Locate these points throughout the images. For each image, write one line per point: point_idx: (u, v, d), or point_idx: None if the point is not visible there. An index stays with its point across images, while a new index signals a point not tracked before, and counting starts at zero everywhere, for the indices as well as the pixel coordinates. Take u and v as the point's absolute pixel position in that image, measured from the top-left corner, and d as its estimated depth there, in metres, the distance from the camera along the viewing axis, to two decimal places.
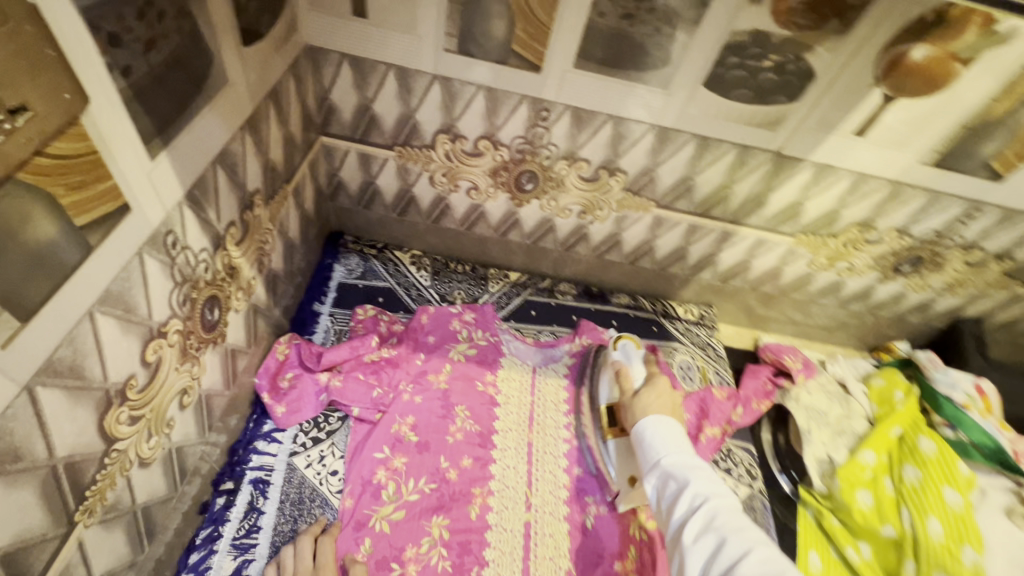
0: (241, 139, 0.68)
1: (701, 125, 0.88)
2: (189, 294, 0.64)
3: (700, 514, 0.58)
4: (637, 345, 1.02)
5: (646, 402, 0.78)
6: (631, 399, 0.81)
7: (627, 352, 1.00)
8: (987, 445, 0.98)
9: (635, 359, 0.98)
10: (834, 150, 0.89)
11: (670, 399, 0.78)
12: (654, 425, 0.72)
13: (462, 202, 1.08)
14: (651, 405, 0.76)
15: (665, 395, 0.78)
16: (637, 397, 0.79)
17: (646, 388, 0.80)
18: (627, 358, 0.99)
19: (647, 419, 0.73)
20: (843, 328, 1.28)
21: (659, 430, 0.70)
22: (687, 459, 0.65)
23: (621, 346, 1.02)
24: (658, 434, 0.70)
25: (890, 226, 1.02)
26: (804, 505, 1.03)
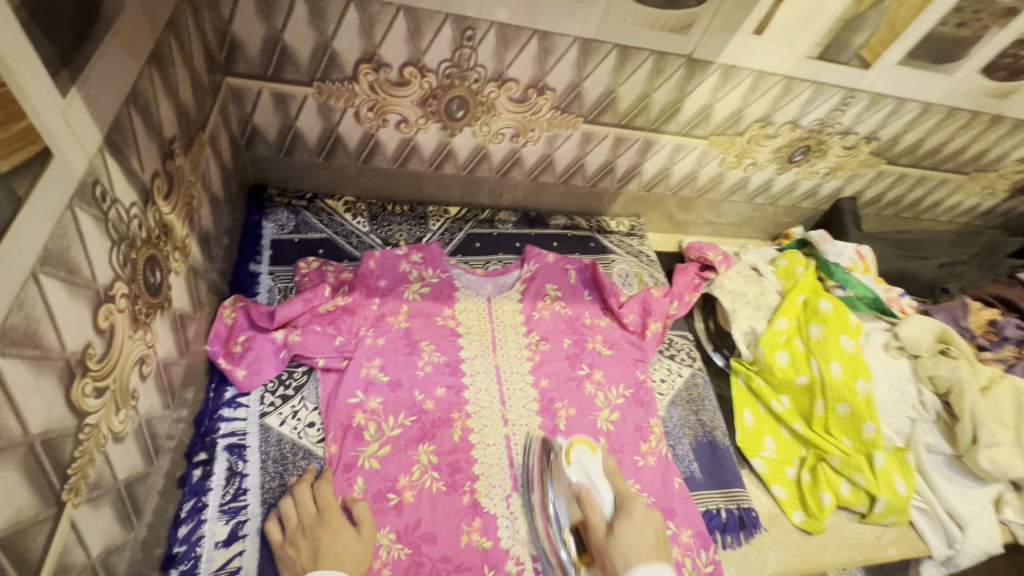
0: (148, 76, 0.61)
1: (621, 34, 0.91)
2: (128, 255, 0.58)
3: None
4: (593, 450, 0.91)
5: (625, 541, 0.77)
6: (606, 539, 0.79)
7: (585, 465, 0.89)
8: (867, 296, 1.20)
9: (598, 476, 0.88)
10: (738, 50, 0.97)
11: (649, 534, 0.78)
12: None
13: (392, 137, 1.04)
14: (632, 551, 0.76)
15: (643, 530, 0.78)
16: (614, 537, 0.78)
17: (623, 522, 0.79)
18: (588, 475, 0.88)
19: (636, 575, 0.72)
20: (749, 221, 1.45)
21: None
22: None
23: (576, 458, 0.90)
24: None
25: (785, 120, 1.14)
26: (736, 373, 1.19)
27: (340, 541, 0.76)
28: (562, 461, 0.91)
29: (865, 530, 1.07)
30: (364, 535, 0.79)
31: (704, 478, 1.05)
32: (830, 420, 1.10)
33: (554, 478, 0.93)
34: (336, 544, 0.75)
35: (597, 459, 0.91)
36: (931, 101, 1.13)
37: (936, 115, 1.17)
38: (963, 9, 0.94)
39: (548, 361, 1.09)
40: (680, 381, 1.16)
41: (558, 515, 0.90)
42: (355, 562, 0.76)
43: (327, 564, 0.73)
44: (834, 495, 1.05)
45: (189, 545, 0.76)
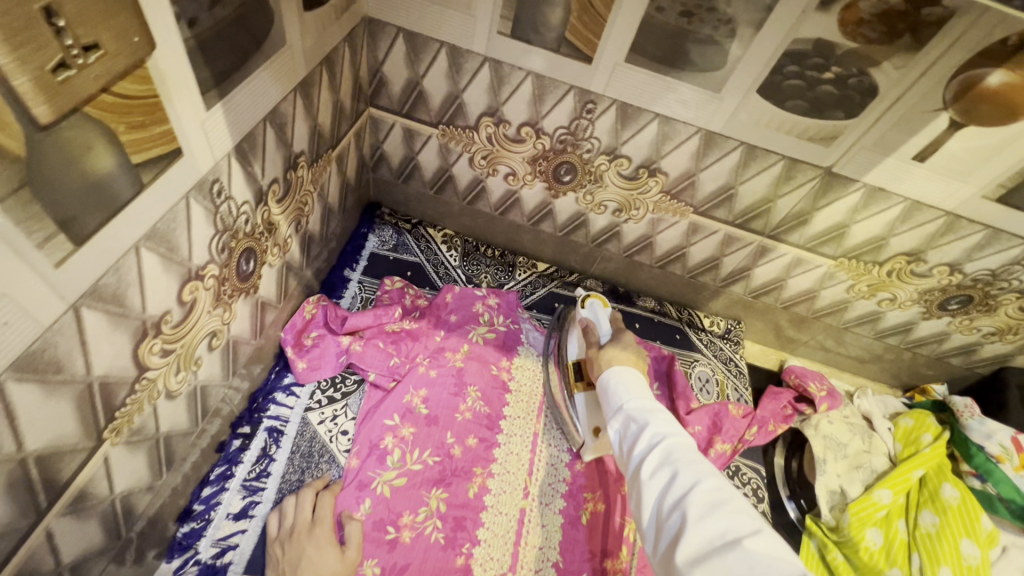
0: (292, 100, 0.71)
1: (750, 133, 0.86)
2: (228, 244, 0.67)
3: (657, 451, 0.65)
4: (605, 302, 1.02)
5: (612, 354, 0.87)
6: (598, 353, 0.92)
7: (595, 310, 1.01)
8: (1016, 502, 0.93)
9: (603, 317, 0.99)
10: (889, 173, 0.85)
11: (633, 350, 0.89)
12: (618, 373, 0.80)
13: (499, 186, 1.08)
14: (615, 358, 0.86)
15: (629, 349, 0.88)
16: (603, 351, 0.89)
17: (611, 344, 0.90)
18: (595, 315, 1.00)
19: (611, 369, 0.82)
20: (876, 361, 1.23)
21: (621, 379, 0.79)
22: (646, 402, 0.73)
23: (589, 303, 1.02)
24: (622, 382, 0.78)
25: (941, 260, 0.96)
26: (809, 535, 0.99)
27: (322, 556, 0.76)
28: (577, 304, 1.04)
29: None
30: (347, 556, 0.79)
31: None
32: None
33: (573, 322, 1.06)
34: (317, 558, 0.76)
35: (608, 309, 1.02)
36: None
37: None
38: None
39: None
40: None
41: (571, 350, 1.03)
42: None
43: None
44: None
45: (207, 506, 0.82)
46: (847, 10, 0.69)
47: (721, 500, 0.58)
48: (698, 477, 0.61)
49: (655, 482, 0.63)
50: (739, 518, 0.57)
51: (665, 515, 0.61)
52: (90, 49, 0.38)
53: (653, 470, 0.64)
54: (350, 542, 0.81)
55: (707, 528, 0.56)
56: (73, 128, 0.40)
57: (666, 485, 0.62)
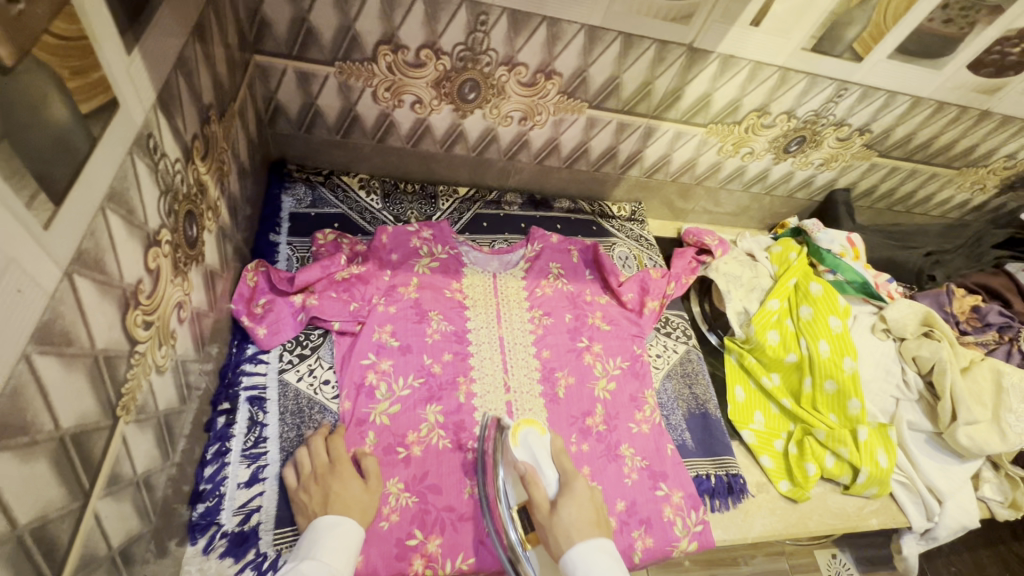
0: (192, 45, 0.67)
1: (625, 23, 0.97)
2: (172, 206, 0.64)
3: None
4: (541, 430, 0.89)
5: (568, 518, 0.74)
6: (548, 515, 0.76)
7: (531, 447, 0.86)
8: (856, 281, 1.24)
9: (543, 456, 0.85)
10: (735, 40, 1.03)
11: (590, 506, 0.76)
12: (585, 556, 0.69)
13: (407, 118, 1.10)
14: (574, 524, 0.73)
15: (585, 505, 0.76)
16: (557, 513, 0.75)
17: (565, 499, 0.77)
18: (534, 454, 0.85)
19: (575, 548, 0.70)
20: (746, 210, 1.50)
21: (593, 572, 0.67)
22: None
23: (522, 439, 0.86)
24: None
25: (781, 109, 1.19)
26: (729, 351, 1.25)
27: (349, 490, 0.81)
28: (508, 441, 0.87)
29: (848, 500, 1.13)
30: (370, 485, 0.85)
31: (696, 447, 1.10)
32: (817, 396, 1.15)
33: (503, 459, 0.88)
34: (345, 492, 0.81)
35: (545, 440, 0.88)
36: (921, 95, 1.18)
37: (927, 108, 1.22)
38: (950, 6, 1.00)
39: (550, 333, 1.15)
40: (675, 356, 1.21)
41: (506, 495, 0.85)
42: (363, 510, 0.81)
43: (336, 509, 0.78)
44: (819, 466, 1.10)
45: (214, 484, 0.82)
46: None
47: None
48: None
49: None
50: None
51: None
52: None
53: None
54: (370, 472, 0.86)
55: None
56: (29, 74, 0.38)
57: None
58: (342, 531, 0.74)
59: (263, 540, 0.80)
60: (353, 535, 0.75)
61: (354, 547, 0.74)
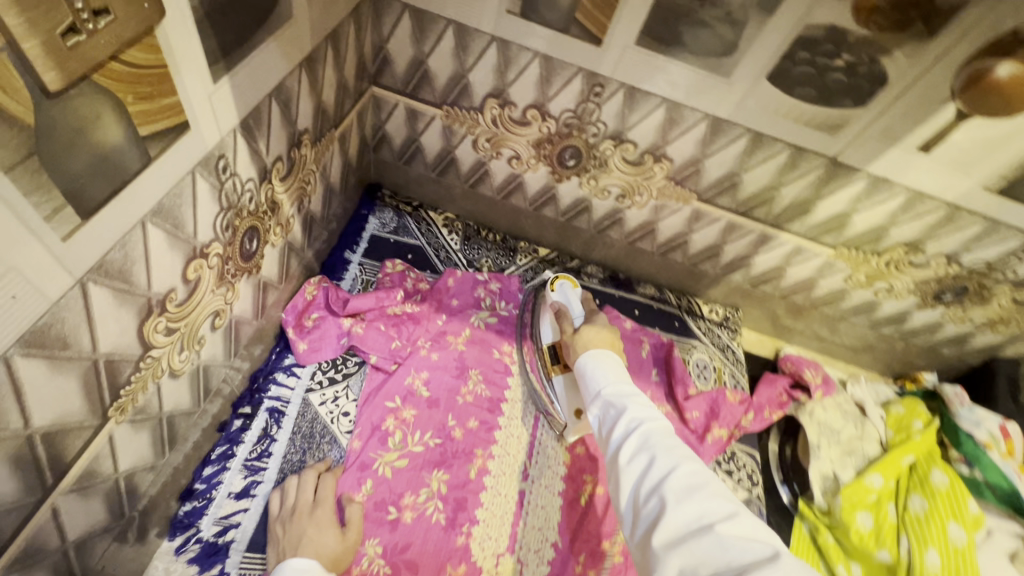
0: (298, 76, 0.69)
1: (758, 120, 0.85)
2: (232, 222, 0.66)
3: (635, 437, 0.62)
4: (575, 283, 1.04)
5: (586, 337, 0.86)
6: (572, 335, 0.91)
7: (564, 293, 1.03)
8: (1003, 488, 0.95)
9: (573, 299, 1.01)
10: (894, 163, 0.86)
11: (608, 332, 0.87)
12: (593, 356, 0.78)
13: (502, 170, 1.08)
14: (591, 340, 0.85)
15: (604, 332, 0.87)
16: (578, 335, 0.88)
17: (586, 325, 0.89)
18: (567, 299, 1.02)
19: (587, 355, 0.79)
20: (869, 350, 1.26)
21: (598, 364, 0.76)
22: (622, 387, 0.71)
23: (559, 287, 1.04)
24: (598, 367, 0.76)
25: (939, 250, 0.97)
26: (801, 518, 1.03)
27: (322, 537, 0.75)
28: (547, 288, 1.05)
29: None
30: (348, 540, 0.79)
31: None
32: None
33: (542, 306, 1.07)
34: (318, 538, 0.75)
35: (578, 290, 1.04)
36: None
37: None
38: None
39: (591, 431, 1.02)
40: None
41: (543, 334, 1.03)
42: (333, 561, 0.75)
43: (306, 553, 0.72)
44: None
45: (208, 485, 0.82)
46: None
47: (697, 485, 0.56)
48: (673, 460, 0.58)
49: (631, 468, 0.60)
50: (715, 502, 0.54)
51: (641, 501, 0.58)
52: (100, 14, 0.38)
53: (630, 455, 0.61)
54: (351, 524, 0.80)
55: (682, 515, 0.54)
56: (82, 97, 0.39)
57: (641, 473, 0.59)
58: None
59: (230, 560, 0.78)
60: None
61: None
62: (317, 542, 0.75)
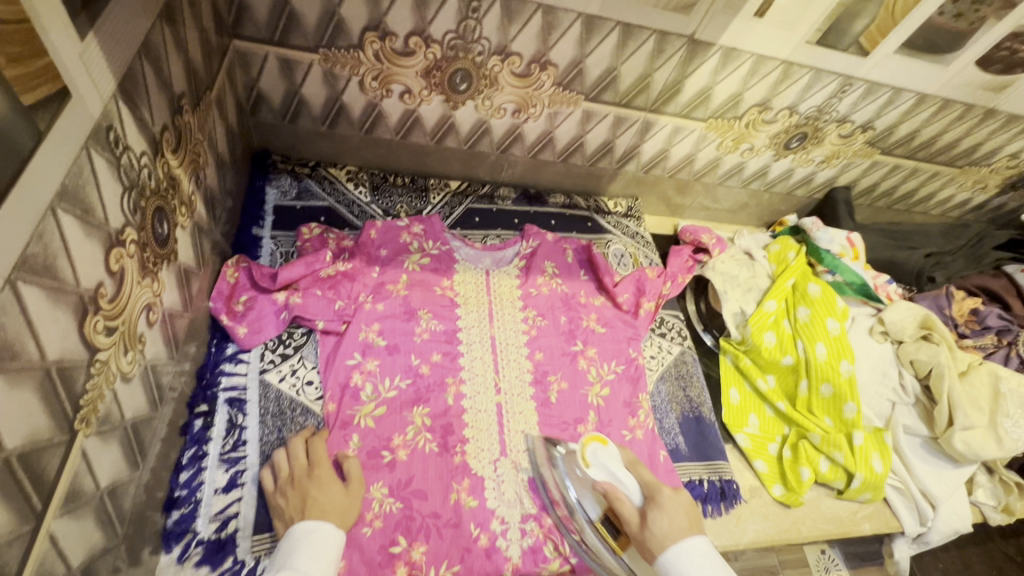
0: (160, 31, 0.62)
1: (624, 11, 0.93)
2: (138, 203, 0.60)
3: None
4: (605, 443, 0.86)
5: (660, 527, 0.74)
6: (640, 528, 0.76)
7: (603, 462, 0.84)
8: (856, 283, 1.22)
9: (619, 469, 0.83)
10: (738, 32, 0.99)
11: (682, 512, 0.76)
12: (680, 563, 0.69)
13: (396, 108, 1.06)
14: (666, 531, 0.73)
15: (676, 511, 0.75)
16: (649, 526, 0.75)
17: (654, 511, 0.76)
18: (608, 469, 0.83)
19: (670, 554, 0.70)
20: (745, 207, 1.48)
21: (690, 573, 0.68)
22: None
23: (592, 457, 0.84)
24: (689, 574, 0.68)
25: (782, 104, 1.16)
26: (724, 353, 1.23)
27: (327, 494, 0.77)
28: (578, 462, 0.85)
29: (841, 505, 1.11)
30: (351, 489, 0.82)
31: (689, 451, 1.08)
32: (812, 400, 1.13)
33: (572, 475, 0.90)
34: (323, 496, 0.77)
35: (613, 450, 0.85)
36: (926, 91, 1.16)
37: (931, 105, 1.20)
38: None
39: (545, 335, 1.12)
40: (670, 358, 1.18)
41: (586, 512, 0.88)
42: (342, 513, 0.77)
43: (313, 514, 0.74)
44: (813, 471, 1.09)
45: (190, 489, 0.78)
46: None
47: None
48: None
49: None
50: None
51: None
52: None
53: None
54: (351, 475, 0.83)
55: None
56: None
57: None
58: (318, 537, 0.71)
59: (240, 548, 0.77)
60: (328, 539, 0.71)
61: (331, 551, 0.71)
62: (322, 497, 0.77)
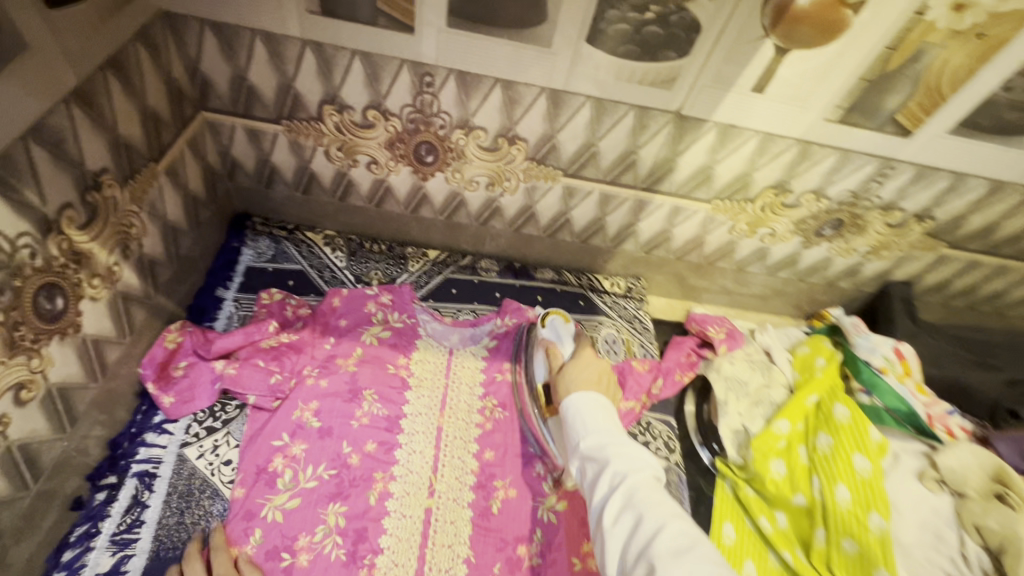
0: (66, 112, 0.63)
1: (594, 86, 0.83)
2: (10, 283, 0.60)
3: (621, 493, 0.67)
4: (565, 319, 1.01)
5: (570, 376, 0.86)
6: (557, 374, 0.90)
7: (556, 330, 1.00)
8: (899, 409, 0.98)
9: (565, 337, 0.98)
10: (735, 108, 0.85)
11: (596, 366, 0.88)
12: (576, 402, 0.81)
13: (365, 178, 1.03)
14: (576, 379, 0.85)
15: (590, 367, 0.87)
16: (564, 373, 0.87)
17: (571, 364, 0.88)
18: (558, 335, 0.99)
19: (572, 397, 0.82)
20: (776, 296, 1.27)
21: (581, 412, 0.79)
22: (600, 439, 0.74)
23: (550, 322, 1.01)
24: (579, 416, 0.79)
25: (805, 188, 0.98)
26: (722, 478, 1.00)
27: None
28: (538, 324, 1.03)
29: None
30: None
31: None
32: (831, 556, 0.86)
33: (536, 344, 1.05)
34: None
35: (570, 327, 1.00)
36: (1000, 177, 0.92)
37: (1012, 194, 0.95)
38: None
39: (501, 429, 1.01)
40: None
41: (537, 370, 1.02)
42: None
43: None
44: None
45: (69, 571, 0.74)
46: None
47: (685, 546, 0.60)
48: (659, 518, 0.63)
49: (618, 529, 0.65)
50: (702, 565, 0.58)
51: (630, 568, 0.61)
52: None
53: (616, 514, 0.66)
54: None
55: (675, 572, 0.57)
56: None
57: (628, 529, 0.64)
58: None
59: None
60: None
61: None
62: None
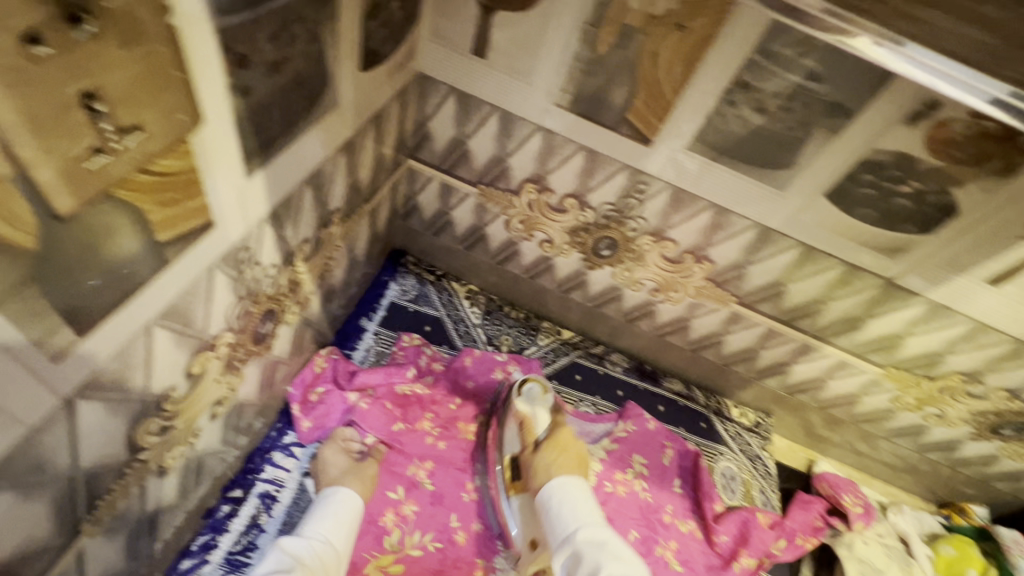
0: (336, 159, 0.67)
1: (811, 235, 0.80)
2: (247, 308, 0.62)
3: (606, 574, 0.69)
4: (544, 388, 0.97)
5: (549, 461, 0.86)
6: (532, 454, 0.89)
7: (531, 400, 0.96)
8: None
9: (541, 409, 0.95)
10: (957, 291, 0.80)
11: (573, 451, 0.89)
12: (559, 490, 0.81)
13: (532, 252, 1.04)
14: (553, 464, 0.86)
15: (570, 450, 0.88)
16: (538, 455, 0.88)
17: (551, 444, 0.88)
18: (533, 407, 0.95)
19: (553, 483, 0.82)
20: (908, 472, 1.14)
21: (563, 498, 0.80)
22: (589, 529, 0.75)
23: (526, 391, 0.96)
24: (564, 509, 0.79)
25: (1001, 383, 0.89)
26: None
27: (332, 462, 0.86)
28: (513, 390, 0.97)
29: None
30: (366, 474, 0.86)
31: None
32: None
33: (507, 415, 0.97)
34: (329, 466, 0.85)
35: (547, 400, 0.97)
36: None
37: None
38: None
39: None
40: None
41: (508, 443, 0.95)
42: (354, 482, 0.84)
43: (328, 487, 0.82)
44: None
45: None
46: (935, 126, 0.64)
47: None
48: None
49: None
50: None
51: None
52: (128, 130, 0.39)
53: None
54: (368, 459, 0.88)
55: None
56: (97, 211, 0.39)
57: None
58: (336, 501, 0.79)
59: None
60: (346, 507, 0.77)
61: (346, 515, 0.77)
62: (330, 468, 0.86)
